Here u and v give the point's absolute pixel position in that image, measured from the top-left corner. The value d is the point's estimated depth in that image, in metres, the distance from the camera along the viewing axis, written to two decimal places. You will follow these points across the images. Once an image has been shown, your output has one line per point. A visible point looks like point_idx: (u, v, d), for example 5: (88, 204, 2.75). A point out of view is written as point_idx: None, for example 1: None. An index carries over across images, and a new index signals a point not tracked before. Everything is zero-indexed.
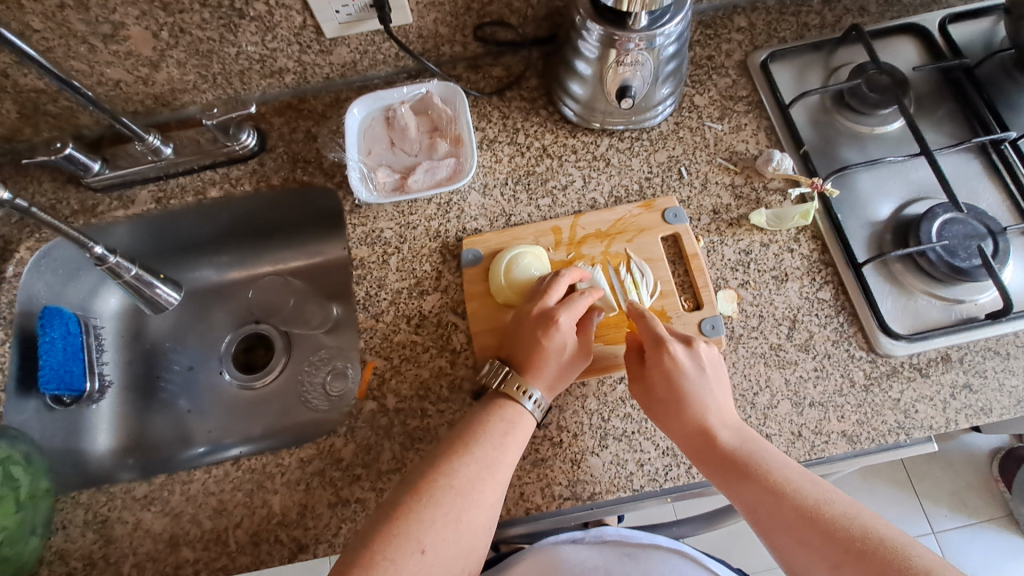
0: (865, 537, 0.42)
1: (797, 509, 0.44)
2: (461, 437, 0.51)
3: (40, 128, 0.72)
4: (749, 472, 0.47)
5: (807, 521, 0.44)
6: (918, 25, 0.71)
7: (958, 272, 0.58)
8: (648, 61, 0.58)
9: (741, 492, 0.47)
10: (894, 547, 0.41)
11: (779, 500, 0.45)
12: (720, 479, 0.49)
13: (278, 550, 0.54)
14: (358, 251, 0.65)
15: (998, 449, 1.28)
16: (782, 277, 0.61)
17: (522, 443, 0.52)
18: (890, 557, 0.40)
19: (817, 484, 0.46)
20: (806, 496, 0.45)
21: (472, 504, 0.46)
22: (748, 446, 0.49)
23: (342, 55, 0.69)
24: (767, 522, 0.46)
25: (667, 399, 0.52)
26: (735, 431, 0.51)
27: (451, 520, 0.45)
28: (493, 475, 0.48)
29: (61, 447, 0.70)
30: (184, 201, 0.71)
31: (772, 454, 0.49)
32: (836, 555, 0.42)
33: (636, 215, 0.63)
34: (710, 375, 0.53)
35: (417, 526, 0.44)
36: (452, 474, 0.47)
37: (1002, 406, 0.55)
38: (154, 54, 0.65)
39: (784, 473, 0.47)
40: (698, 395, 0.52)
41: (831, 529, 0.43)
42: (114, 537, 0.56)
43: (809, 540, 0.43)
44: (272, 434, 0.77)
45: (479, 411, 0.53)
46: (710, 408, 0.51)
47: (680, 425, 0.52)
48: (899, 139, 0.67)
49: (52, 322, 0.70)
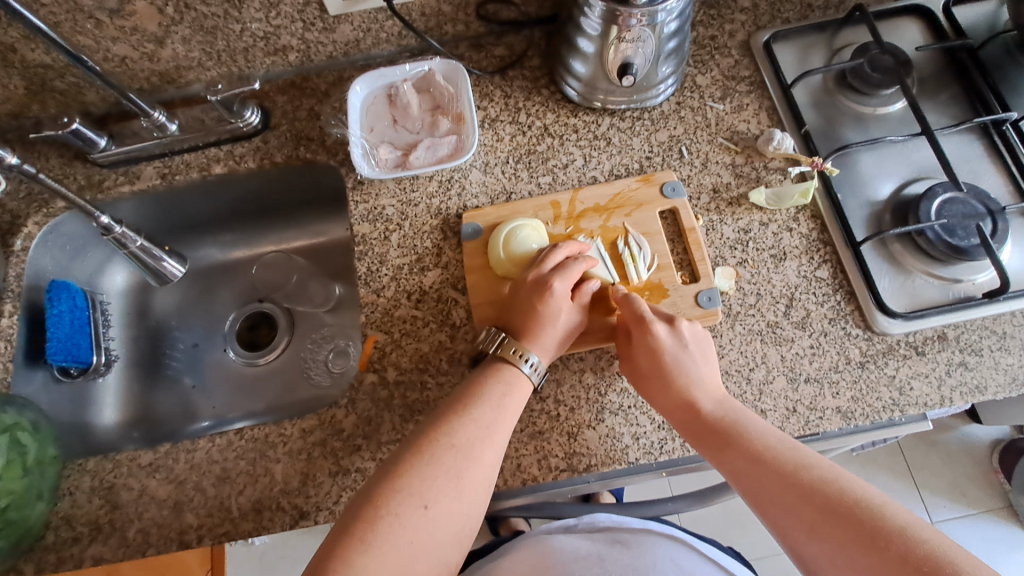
0: (842, 499, 0.43)
1: (778, 475, 0.46)
2: (460, 400, 0.51)
3: (47, 104, 0.73)
4: (732, 439, 0.49)
5: (787, 487, 0.45)
6: (923, 6, 0.70)
7: (956, 250, 0.58)
8: (650, 38, 0.59)
9: (725, 460, 0.49)
10: (870, 509, 0.42)
11: (760, 466, 0.47)
12: (706, 448, 0.50)
13: (280, 517, 0.56)
14: (360, 228, 0.66)
15: (998, 440, 1.29)
16: (780, 255, 0.61)
17: (520, 407, 0.52)
18: (867, 519, 0.41)
19: (798, 450, 0.47)
20: (786, 461, 0.46)
21: (472, 462, 0.47)
22: (731, 416, 0.51)
23: (345, 33, 0.70)
24: (750, 488, 0.47)
25: (653, 374, 0.54)
26: (719, 403, 0.52)
27: (452, 477, 0.46)
28: (492, 436, 0.49)
29: (69, 419, 0.71)
30: (189, 178, 0.71)
31: (755, 424, 0.50)
32: (815, 517, 0.43)
33: (635, 190, 0.64)
34: (694, 350, 0.54)
35: (420, 482, 0.45)
36: (452, 433, 0.48)
37: (998, 384, 0.56)
38: (159, 30, 0.66)
39: (765, 441, 0.48)
40: (683, 368, 0.53)
41: (811, 493, 0.44)
42: (120, 503, 0.58)
43: (788, 505, 0.45)
44: (275, 410, 0.78)
45: (477, 375, 0.53)
46: (694, 381, 0.53)
47: (666, 396, 0.53)
48: (901, 120, 0.67)
49: (59, 295, 0.70)
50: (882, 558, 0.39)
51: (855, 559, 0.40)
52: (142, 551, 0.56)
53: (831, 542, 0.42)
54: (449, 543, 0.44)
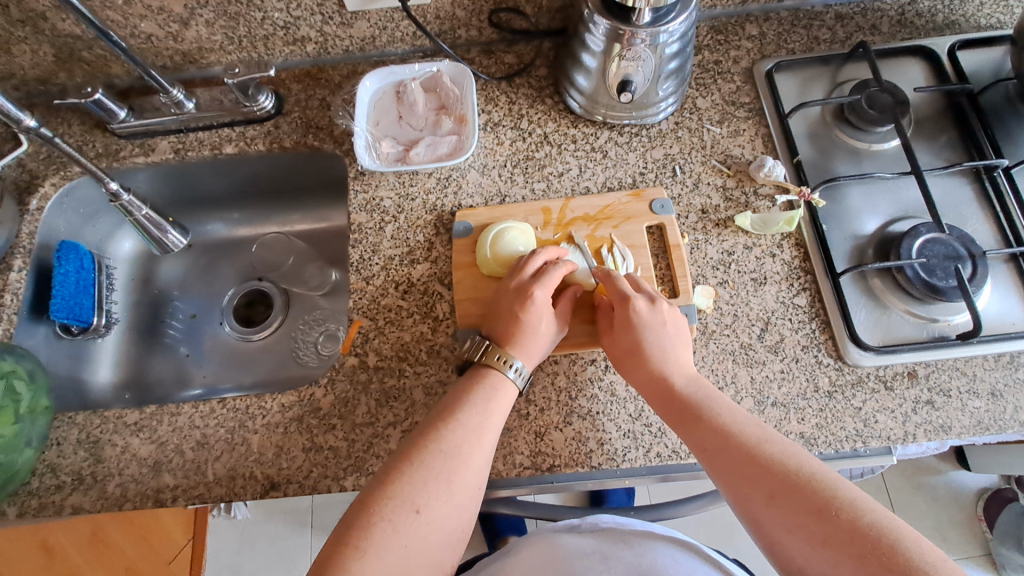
0: (799, 471, 0.44)
1: (741, 447, 0.47)
2: (447, 405, 0.53)
3: (74, 73, 0.76)
4: (700, 414, 0.50)
5: (749, 458, 0.46)
6: (927, 48, 0.71)
7: (934, 290, 0.59)
8: (650, 59, 0.60)
9: (692, 432, 0.50)
10: (823, 482, 0.43)
11: (726, 438, 0.48)
12: (675, 420, 0.52)
13: (252, 486, 0.58)
14: (357, 217, 0.68)
15: (984, 488, 1.27)
16: (761, 280, 0.63)
17: (506, 409, 0.54)
18: (819, 490, 0.43)
19: (761, 428, 0.49)
20: (750, 436, 0.48)
21: (461, 466, 0.49)
22: (702, 393, 0.52)
23: (361, 29, 0.72)
24: (714, 459, 0.48)
25: (630, 352, 0.55)
26: (691, 381, 0.53)
27: (442, 482, 0.47)
28: (478, 438, 0.51)
29: (66, 374, 0.74)
30: (201, 155, 0.74)
31: (723, 401, 0.51)
32: (773, 487, 0.44)
33: (625, 203, 0.66)
34: (670, 330, 0.55)
35: (411, 489, 0.46)
36: (440, 439, 0.50)
37: (962, 425, 0.56)
38: (185, 11, 0.69)
39: (731, 418, 0.50)
40: (658, 346, 0.55)
41: (771, 465, 0.45)
42: (104, 458, 0.60)
43: (749, 474, 0.46)
44: (263, 384, 0.81)
45: (463, 381, 0.55)
46: (669, 358, 0.54)
47: (641, 372, 0.54)
48: (894, 158, 0.68)
49: (68, 256, 0.73)
50: (833, 527, 0.40)
51: (808, 527, 0.41)
52: (119, 505, 0.58)
53: (788, 511, 0.43)
54: (442, 545, 0.46)
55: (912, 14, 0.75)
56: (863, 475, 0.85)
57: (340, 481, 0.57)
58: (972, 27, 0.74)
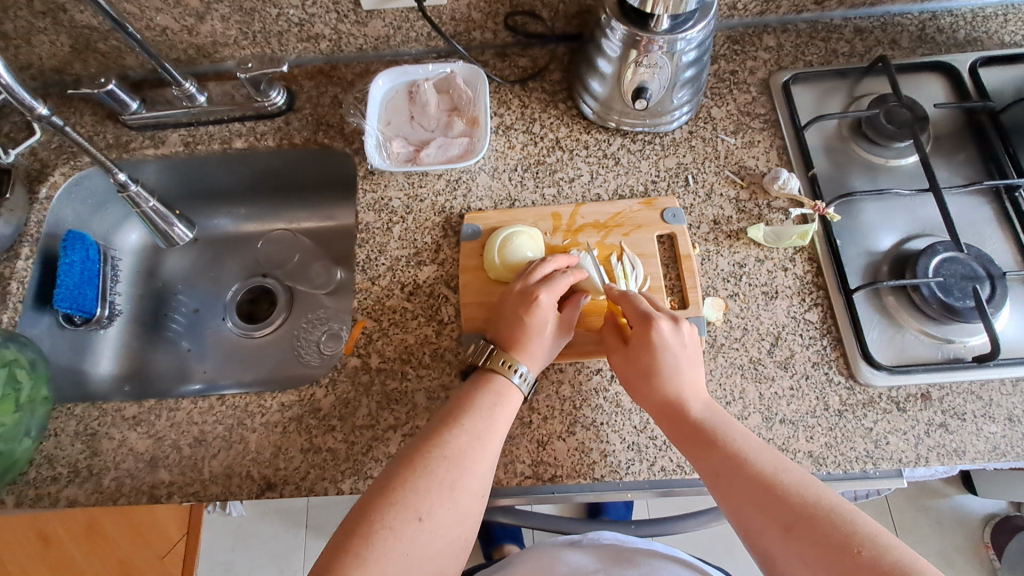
0: (817, 504, 0.43)
1: (755, 475, 0.46)
2: (453, 411, 0.52)
3: (89, 64, 0.77)
4: (713, 439, 0.49)
5: (764, 488, 0.45)
6: (947, 64, 0.70)
7: (951, 311, 0.57)
8: (667, 66, 0.60)
9: (705, 458, 0.49)
10: (842, 516, 0.42)
11: (740, 466, 0.47)
12: (687, 445, 0.50)
13: (248, 485, 0.57)
14: (365, 216, 0.67)
15: (992, 514, 1.25)
16: (772, 293, 0.61)
17: (512, 416, 0.53)
18: (839, 525, 0.41)
19: (776, 456, 0.48)
20: (765, 465, 0.47)
21: (465, 473, 0.48)
22: (715, 419, 0.51)
23: (376, 28, 0.72)
24: (727, 487, 0.47)
25: (643, 370, 0.54)
26: (705, 406, 0.52)
27: (447, 489, 0.46)
28: (483, 445, 0.50)
29: (67, 364, 0.73)
30: (210, 149, 0.74)
31: (737, 428, 0.50)
32: (790, 519, 0.43)
33: (636, 211, 0.65)
34: (688, 353, 0.54)
35: (414, 495, 0.45)
36: (445, 445, 0.49)
37: (977, 450, 0.55)
38: (201, 6, 0.69)
39: (746, 446, 0.48)
40: (673, 367, 0.53)
41: (787, 496, 0.44)
42: (100, 451, 0.59)
43: (764, 504, 0.44)
44: (263, 381, 0.80)
45: (468, 386, 0.54)
46: (684, 381, 0.53)
47: (654, 394, 0.53)
48: (912, 174, 0.67)
49: (74, 246, 0.72)
50: (852, 563, 0.39)
51: (826, 561, 0.40)
52: (113, 500, 0.57)
53: (804, 544, 0.41)
54: (445, 554, 0.45)
55: (932, 29, 0.74)
56: (869, 496, 0.83)
57: (338, 484, 0.56)
58: (995, 44, 0.73)
